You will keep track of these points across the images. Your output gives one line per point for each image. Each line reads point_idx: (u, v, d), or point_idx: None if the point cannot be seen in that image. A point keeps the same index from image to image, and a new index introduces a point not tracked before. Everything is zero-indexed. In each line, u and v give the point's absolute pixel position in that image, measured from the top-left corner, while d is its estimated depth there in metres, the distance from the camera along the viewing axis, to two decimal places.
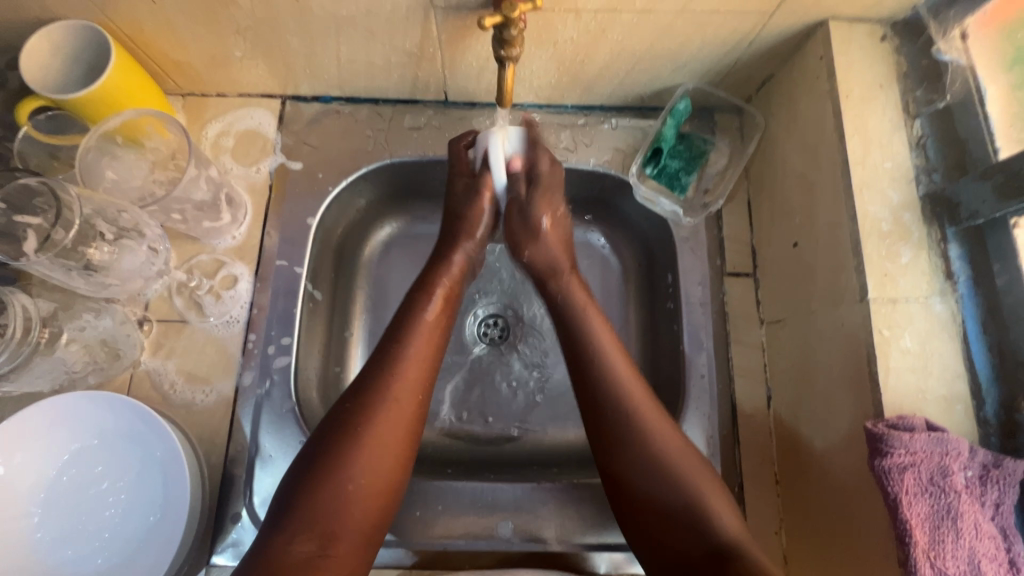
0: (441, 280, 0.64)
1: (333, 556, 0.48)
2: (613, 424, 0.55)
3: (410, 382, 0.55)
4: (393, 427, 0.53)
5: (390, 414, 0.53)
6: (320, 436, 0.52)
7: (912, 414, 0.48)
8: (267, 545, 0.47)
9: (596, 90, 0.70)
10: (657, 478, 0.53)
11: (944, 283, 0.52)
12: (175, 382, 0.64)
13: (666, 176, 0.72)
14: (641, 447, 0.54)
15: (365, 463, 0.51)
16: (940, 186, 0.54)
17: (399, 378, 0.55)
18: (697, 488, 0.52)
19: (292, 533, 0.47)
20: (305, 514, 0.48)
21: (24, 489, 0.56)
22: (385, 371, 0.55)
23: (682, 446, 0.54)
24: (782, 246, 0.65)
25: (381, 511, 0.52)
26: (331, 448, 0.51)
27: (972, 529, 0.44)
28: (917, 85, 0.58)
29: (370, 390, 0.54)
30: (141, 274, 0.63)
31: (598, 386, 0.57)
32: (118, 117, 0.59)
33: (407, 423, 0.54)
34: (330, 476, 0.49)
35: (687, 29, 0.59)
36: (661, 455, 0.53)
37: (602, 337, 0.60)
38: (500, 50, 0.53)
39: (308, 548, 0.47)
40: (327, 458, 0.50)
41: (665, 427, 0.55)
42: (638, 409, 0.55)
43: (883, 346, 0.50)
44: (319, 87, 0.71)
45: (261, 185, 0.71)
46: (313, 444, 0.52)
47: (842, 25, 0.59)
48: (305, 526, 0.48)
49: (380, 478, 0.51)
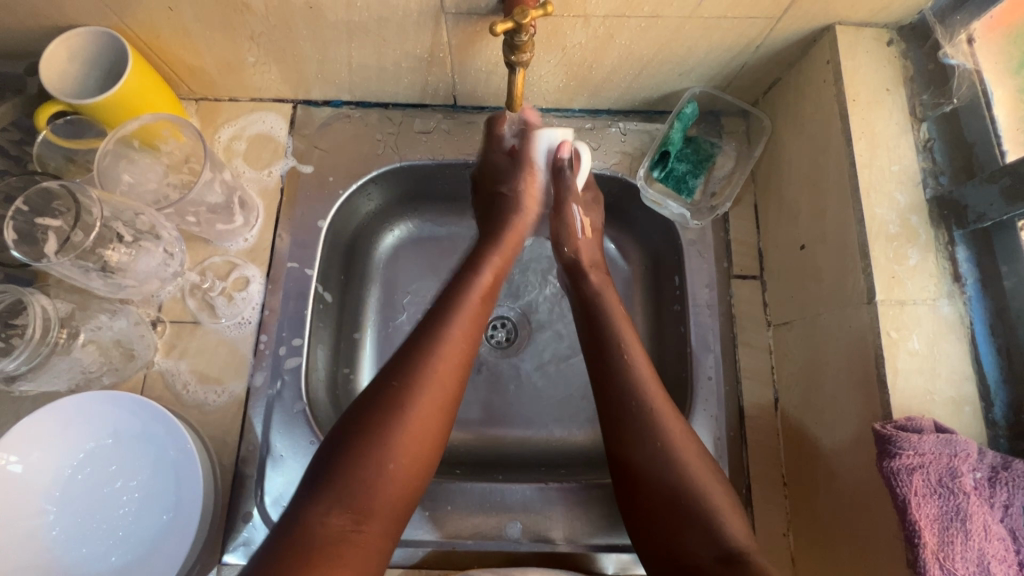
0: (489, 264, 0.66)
1: (363, 532, 0.48)
2: (636, 425, 0.56)
3: (450, 363, 0.56)
4: (429, 406, 0.53)
5: (429, 393, 0.54)
6: (355, 412, 0.52)
7: (920, 416, 0.48)
8: (302, 517, 0.47)
9: (603, 94, 0.71)
10: (677, 485, 0.53)
11: (951, 285, 0.53)
12: (188, 382, 0.65)
13: (673, 179, 0.72)
14: (664, 451, 0.54)
15: (400, 442, 0.51)
16: (947, 188, 0.54)
17: (440, 358, 0.56)
18: (712, 497, 0.52)
19: (328, 506, 0.48)
20: (339, 488, 0.48)
21: (40, 488, 0.57)
22: (424, 350, 0.56)
23: (701, 460, 0.55)
24: (789, 249, 0.66)
25: (410, 492, 0.52)
26: (367, 424, 0.51)
27: (981, 531, 0.44)
28: (923, 89, 0.58)
29: (407, 368, 0.54)
30: (157, 275, 0.64)
31: (625, 386, 0.58)
32: (136, 121, 0.60)
33: (441, 404, 0.54)
34: (368, 453, 0.50)
35: (695, 34, 0.60)
36: (683, 464, 0.54)
37: (631, 345, 0.61)
38: (511, 55, 0.54)
39: (342, 522, 0.48)
40: (364, 433, 0.51)
41: (682, 434, 0.56)
42: (661, 415, 0.56)
43: (891, 347, 0.51)
44: (330, 92, 0.72)
45: (272, 189, 0.72)
46: (347, 420, 0.52)
47: (849, 30, 0.59)
48: (339, 500, 0.48)
49: (414, 458, 0.52)
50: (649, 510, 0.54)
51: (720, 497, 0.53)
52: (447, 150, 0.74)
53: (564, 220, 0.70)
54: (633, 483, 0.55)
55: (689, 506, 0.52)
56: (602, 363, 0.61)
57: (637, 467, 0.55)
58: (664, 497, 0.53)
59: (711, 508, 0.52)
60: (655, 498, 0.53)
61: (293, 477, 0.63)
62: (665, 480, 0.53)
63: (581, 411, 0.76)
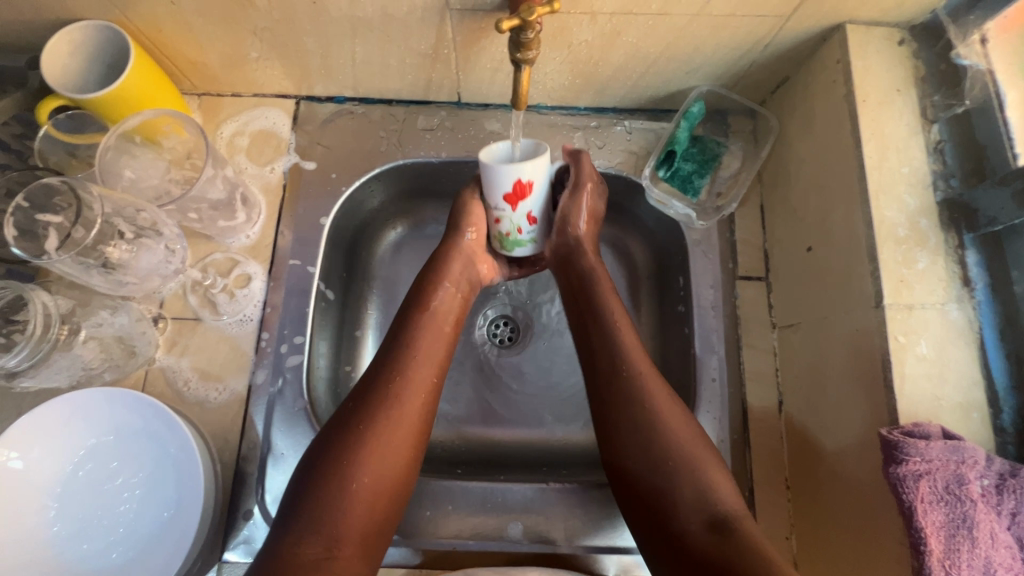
0: (447, 280, 0.64)
1: (341, 556, 0.48)
2: (625, 397, 0.56)
3: (419, 383, 0.56)
4: (401, 427, 0.54)
5: (398, 414, 0.54)
6: (329, 436, 0.52)
7: (927, 422, 0.48)
8: (277, 546, 0.47)
9: (609, 92, 0.70)
10: (666, 455, 0.52)
11: (961, 289, 0.52)
12: (189, 379, 0.65)
13: (679, 179, 0.72)
14: (653, 420, 0.54)
15: (373, 462, 0.51)
16: (958, 191, 0.54)
17: (408, 379, 0.56)
18: (700, 464, 0.52)
19: (301, 533, 0.47)
20: (315, 512, 0.48)
21: (41, 484, 0.57)
22: (393, 370, 0.56)
23: (687, 426, 0.54)
24: (795, 251, 0.65)
25: (385, 513, 0.52)
26: (338, 445, 0.52)
27: (988, 539, 0.44)
28: (935, 90, 0.57)
29: (377, 392, 0.55)
30: (157, 272, 0.64)
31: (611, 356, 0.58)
32: (137, 117, 0.59)
33: (415, 423, 0.55)
34: (341, 477, 0.50)
35: (703, 32, 0.59)
36: (669, 431, 0.54)
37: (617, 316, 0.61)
38: (516, 52, 0.52)
39: (316, 550, 0.47)
40: (339, 455, 0.51)
41: (666, 398, 0.56)
42: (646, 382, 0.56)
43: (899, 352, 0.50)
44: (333, 88, 0.71)
45: (275, 185, 0.71)
46: (319, 444, 0.52)
47: (859, 29, 0.59)
48: (314, 525, 0.48)
49: (390, 478, 0.52)
50: (636, 483, 0.53)
51: (706, 465, 0.52)
52: (450, 147, 0.73)
53: (578, 201, 0.64)
54: (624, 461, 0.54)
55: (676, 474, 0.51)
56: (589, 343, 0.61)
57: (626, 442, 0.54)
58: (652, 469, 0.52)
59: (699, 478, 0.51)
60: (641, 469, 0.53)
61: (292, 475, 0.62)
62: (652, 452, 0.53)
63: (583, 411, 0.76)
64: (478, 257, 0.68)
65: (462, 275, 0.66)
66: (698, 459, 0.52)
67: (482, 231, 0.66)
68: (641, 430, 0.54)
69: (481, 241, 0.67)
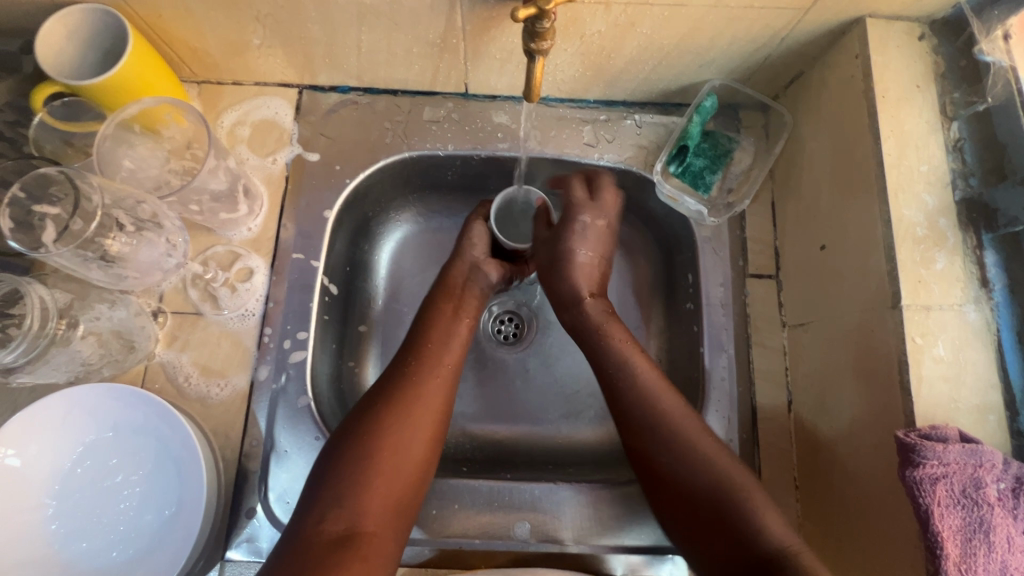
0: (459, 288, 0.66)
1: (365, 533, 0.48)
2: (657, 438, 0.56)
3: (436, 367, 0.58)
4: (422, 406, 0.55)
5: (417, 395, 0.55)
6: (349, 421, 0.54)
7: (945, 425, 0.47)
8: (302, 524, 0.47)
9: (620, 84, 0.69)
10: (718, 498, 0.52)
11: (978, 291, 0.51)
12: (190, 374, 0.63)
13: (690, 175, 0.71)
14: (700, 464, 0.54)
15: (393, 440, 0.52)
16: (977, 190, 0.53)
17: (425, 362, 0.58)
18: (733, 489, 0.52)
19: (324, 511, 0.48)
20: (337, 490, 0.49)
21: (38, 482, 0.56)
22: (412, 357, 0.58)
23: (717, 452, 0.55)
24: (808, 249, 0.64)
25: (407, 492, 0.52)
26: (359, 426, 0.52)
27: (1005, 543, 0.43)
28: (955, 86, 0.56)
29: (395, 377, 0.57)
30: (158, 267, 0.62)
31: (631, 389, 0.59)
32: (135, 105, 0.57)
33: (433, 404, 0.55)
34: (363, 454, 0.51)
35: (719, 24, 0.57)
36: (718, 474, 0.53)
37: (619, 335, 0.63)
38: (530, 42, 0.51)
39: (340, 527, 0.47)
40: (358, 435, 0.52)
41: (692, 424, 0.56)
42: (673, 413, 0.57)
43: (916, 353, 0.49)
44: (337, 77, 0.69)
45: (277, 176, 0.70)
46: (342, 429, 0.53)
47: (879, 24, 0.57)
48: (335, 502, 0.48)
49: (412, 457, 0.52)
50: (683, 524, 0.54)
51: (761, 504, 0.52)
52: (457, 140, 0.72)
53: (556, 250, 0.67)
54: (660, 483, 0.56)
55: (726, 515, 0.51)
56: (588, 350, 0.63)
57: (671, 486, 0.55)
58: (688, 492, 0.54)
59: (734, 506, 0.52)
60: (684, 503, 0.54)
61: (298, 473, 0.61)
62: (684, 479, 0.54)
63: (590, 408, 0.75)
64: (485, 263, 0.68)
65: (464, 282, 0.67)
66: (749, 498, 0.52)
67: (480, 243, 0.68)
68: (688, 478, 0.54)
69: (482, 245, 0.68)
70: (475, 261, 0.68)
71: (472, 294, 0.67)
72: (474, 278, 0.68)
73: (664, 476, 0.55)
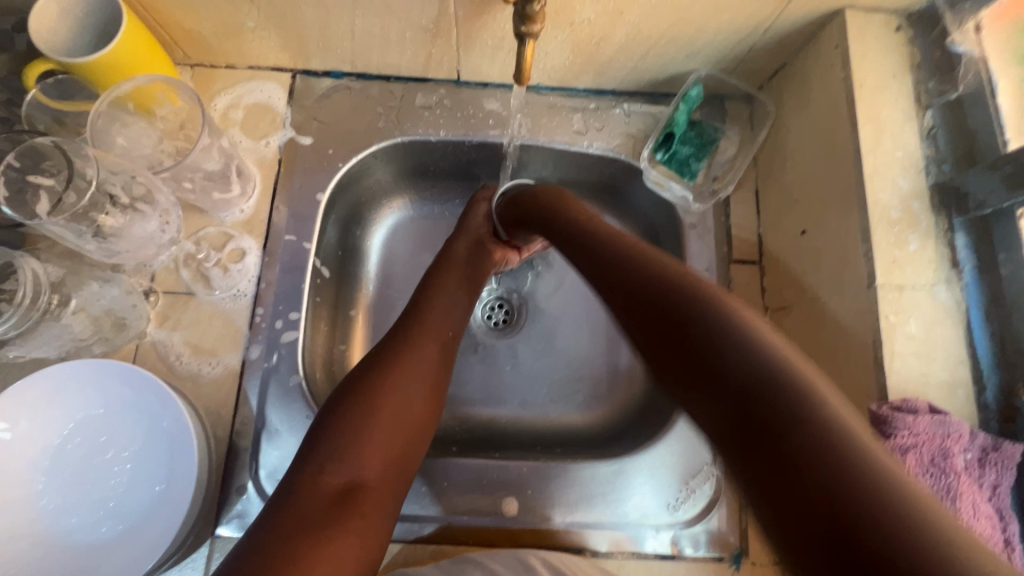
0: (461, 262, 0.68)
1: (365, 487, 0.49)
2: (635, 280, 0.43)
3: (434, 333, 0.59)
4: (420, 367, 0.56)
5: (415, 357, 0.56)
6: (348, 383, 0.54)
7: (915, 398, 0.50)
8: (300, 478, 0.48)
9: (609, 73, 0.70)
10: (706, 324, 0.37)
11: (949, 272, 0.53)
12: (181, 353, 0.64)
13: (676, 162, 0.72)
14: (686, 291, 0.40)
15: (392, 398, 0.53)
16: (949, 176, 0.55)
17: (422, 327, 0.59)
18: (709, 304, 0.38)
19: (323, 465, 0.48)
20: (337, 446, 0.49)
21: (27, 456, 0.56)
22: (410, 323, 0.60)
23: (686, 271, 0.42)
24: (790, 235, 0.66)
25: (406, 451, 0.53)
26: (358, 387, 0.53)
27: (971, 509, 0.45)
28: (929, 76, 0.58)
29: (393, 342, 0.58)
30: (153, 241, 0.63)
31: (606, 256, 0.48)
32: (131, 84, 0.58)
33: (431, 367, 0.57)
34: (363, 411, 0.51)
35: (705, 13, 0.59)
36: (723, 301, 0.38)
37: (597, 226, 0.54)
38: (521, 25, 0.52)
39: (339, 481, 0.48)
40: (359, 396, 0.52)
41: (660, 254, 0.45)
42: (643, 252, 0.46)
43: (889, 331, 0.51)
44: (330, 62, 0.70)
45: (270, 159, 0.70)
46: (340, 390, 0.54)
47: (858, 15, 0.59)
48: (337, 457, 0.49)
49: (412, 417, 0.53)
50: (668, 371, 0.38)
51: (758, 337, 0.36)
52: (449, 126, 0.73)
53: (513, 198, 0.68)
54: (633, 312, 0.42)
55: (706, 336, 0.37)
56: (566, 245, 0.55)
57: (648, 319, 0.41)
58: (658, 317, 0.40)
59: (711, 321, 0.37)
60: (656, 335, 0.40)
61: (289, 451, 0.62)
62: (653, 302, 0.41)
63: (578, 393, 0.77)
64: (488, 247, 0.71)
65: (467, 257, 0.69)
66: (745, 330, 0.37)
67: (481, 217, 0.72)
68: (664, 309, 0.40)
69: (485, 225, 0.71)
70: (474, 234, 0.70)
71: (473, 268, 0.68)
72: (474, 252, 0.69)
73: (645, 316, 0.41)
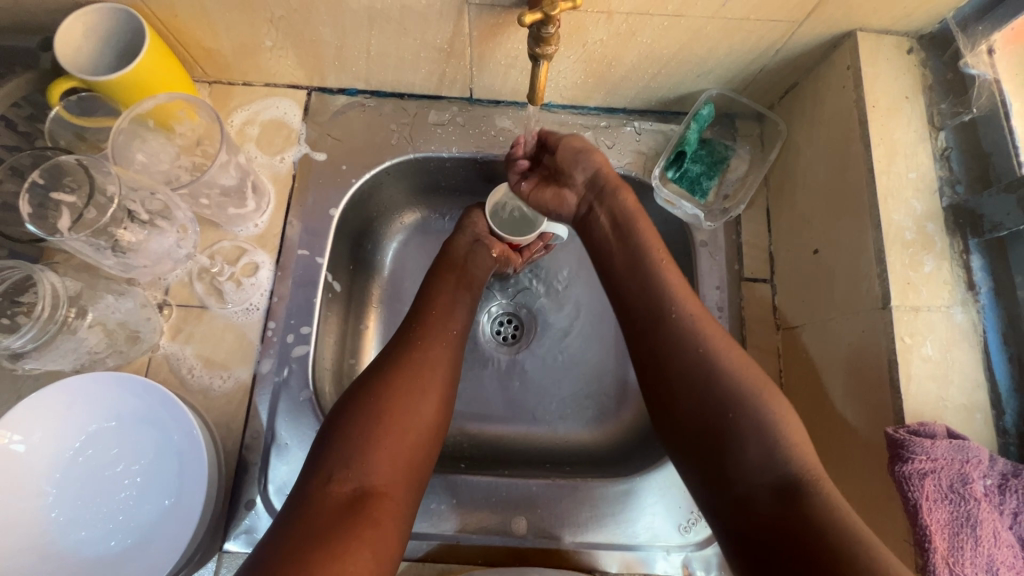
0: (461, 262, 0.68)
1: (376, 493, 0.49)
2: (682, 363, 0.52)
3: (437, 334, 0.60)
4: (426, 370, 0.56)
5: (421, 359, 0.57)
6: (350, 392, 0.54)
7: (933, 422, 0.49)
8: (309, 488, 0.48)
9: (619, 92, 0.71)
10: (743, 422, 0.49)
11: (965, 293, 0.53)
12: (193, 366, 0.64)
13: (687, 180, 0.73)
14: (725, 382, 0.50)
15: (400, 402, 0.53)
16: (963, 197, 0.55)
17: (424, 328, 0.60)
18: (742, 398, 0.49)
19: (331, 474, 0.49)
20: (344, 452, 0.50)
21: (39, 468, 0.56)
22: (413, 326, 0.60)
23: (732, 352, 0.52)
24: (802, 254, 0.65)
25: (418, 454, 0.53)
26: (362, 391, 0.54)
27: (991, 537, 0.45)
28: (942, 98, 0.59)
29: (397, 344, 0.58)
30: (169, 256, 0.64)
31: (658, 324, 0.55)
32: (152, 101, 0.59)
33: (439, 368, 0.57)
34: (370, 415, 0.52)
35: (717, 36, 0.60)
36: (762, 403, 0.49)
37: (661, 267, 0.58)
38: (535, 47, 0.53)
39: (349, 488, 0.48)
40: (364, 401, 0.53)
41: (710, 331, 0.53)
42: (702, 329, 0.53)
43: (905, 353, 0.51)
44: (345, 80, 0.71)
45: (284, 175, 0.71)
46: (345, 397, 0.54)
47: (870, 37, 0.60)
48: (343, 463, 0.49)
49: (423, 419, 0.54)
50: (698, 446, 0.50)
51: (801, 442, 0.48)
52: (461, 143, 0.73)
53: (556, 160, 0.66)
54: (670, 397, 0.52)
55: (744, 433, 0.48)
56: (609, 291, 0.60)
57: (687, 399, 0.51)
58: (704, 408, 0.50)
59: (741, 420, 0.49)
60: (695, 420, 0.51)
61: (296, 466, 0.62)
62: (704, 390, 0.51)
63: (587, 408, 0.76)
64: (489, 244, 0.71)
65: (466, 254, 0.69)
66: (793, 435, 0.48)
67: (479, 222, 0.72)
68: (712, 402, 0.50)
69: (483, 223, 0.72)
70: (475, 230, 0.71)
71: (474, 265, 0.69)
72: (474, 249, 0.70)
73: (690, 399, 0.51)
